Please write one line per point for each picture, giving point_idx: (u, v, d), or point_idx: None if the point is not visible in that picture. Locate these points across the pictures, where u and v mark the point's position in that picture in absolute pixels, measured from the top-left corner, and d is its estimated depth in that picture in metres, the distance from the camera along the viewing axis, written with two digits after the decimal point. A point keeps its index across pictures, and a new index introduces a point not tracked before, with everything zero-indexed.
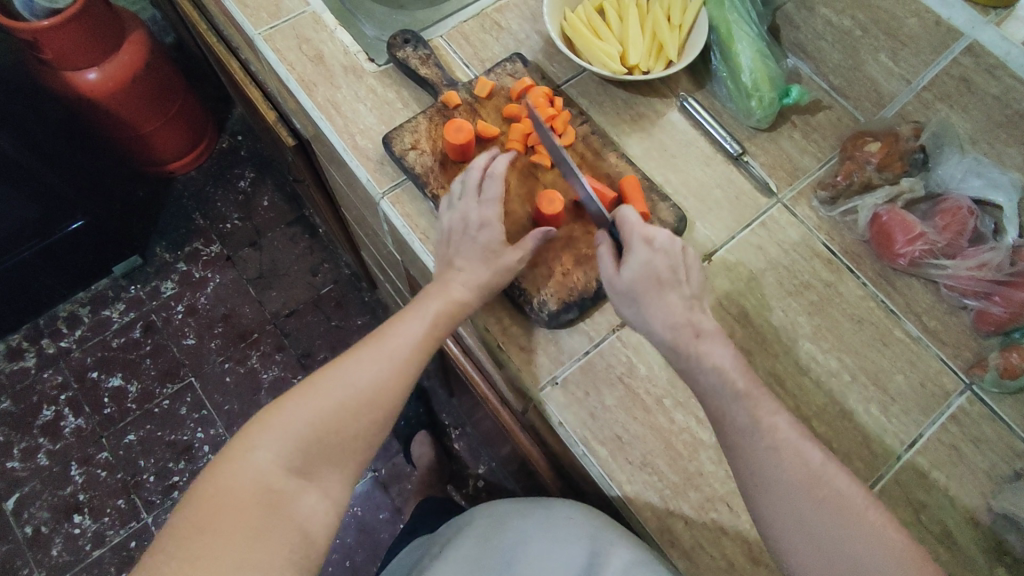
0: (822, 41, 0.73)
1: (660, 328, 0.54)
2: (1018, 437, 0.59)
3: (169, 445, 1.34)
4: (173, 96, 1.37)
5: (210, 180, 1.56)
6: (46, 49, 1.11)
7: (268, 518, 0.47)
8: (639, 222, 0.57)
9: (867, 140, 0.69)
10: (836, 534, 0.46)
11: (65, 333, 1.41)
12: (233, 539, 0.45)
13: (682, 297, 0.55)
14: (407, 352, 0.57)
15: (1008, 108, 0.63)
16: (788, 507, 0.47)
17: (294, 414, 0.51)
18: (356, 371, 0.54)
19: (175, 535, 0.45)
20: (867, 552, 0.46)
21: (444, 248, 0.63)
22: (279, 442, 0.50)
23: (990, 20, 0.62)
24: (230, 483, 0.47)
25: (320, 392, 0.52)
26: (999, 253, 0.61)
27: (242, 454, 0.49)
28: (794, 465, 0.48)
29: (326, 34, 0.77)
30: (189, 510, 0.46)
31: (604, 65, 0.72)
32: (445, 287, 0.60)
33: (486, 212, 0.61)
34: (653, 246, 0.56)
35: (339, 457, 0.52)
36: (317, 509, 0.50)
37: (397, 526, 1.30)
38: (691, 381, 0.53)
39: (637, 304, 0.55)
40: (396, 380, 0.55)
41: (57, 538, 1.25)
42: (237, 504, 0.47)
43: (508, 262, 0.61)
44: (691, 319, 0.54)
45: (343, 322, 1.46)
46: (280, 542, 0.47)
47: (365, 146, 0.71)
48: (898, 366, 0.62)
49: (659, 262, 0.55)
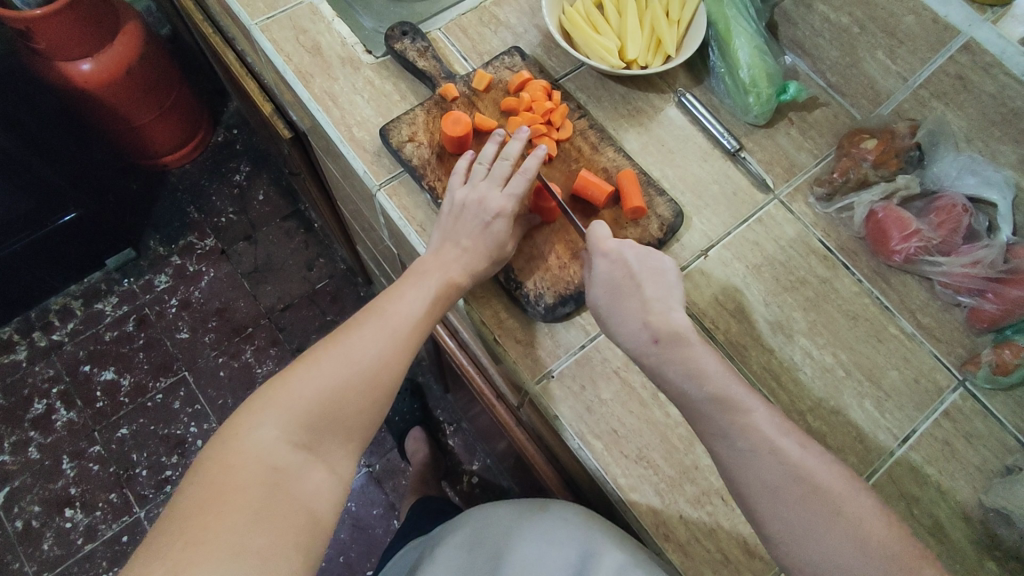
0: (819, 38, 0.73)
1: (624, 336, 0.56)
2: (1010, 433, 0.60)
3: (162, 439, 1.33)
4: (168, 88, 1.36)
5: (205, 174, 1.56)
6: (39, 39, 1.09)
7: (275, 494, 0.47)
8: (606, 237, 0.59)
9: (863, 137, 0.69)
10: (813, 521, 0.46)
11: (58, 326, 1.40)
12: (241, 515, 0.45)
13: (642, 302, 0.56)
14: (407, 328, 0.57)
15: (1003, 107, 0.64)
16: (768, 497, 0.47)
17: (297, 390, 0.51)
18: (358, 348, 0.55)
19: (179, 514, 0.44)
20: (845, 540, 0.45)
21: (450, 225, 0.62)
22: (282, 418, 0.50)
23: (987, 18, 0.63)
24: (234, 460, 0.47)
25: (323, 368, 0.53)
26: (993, 250, 0.61)
27: (246, 431, 0.49)
28: (768, 454, 0.48)
29: (324, 25, 0.76)
30: (193, 489, 0.46)
31: (602, 60, 0.72)
32: (445, 268, 0.60)
33: (506, 203, 0.61)
34: (610, 258, 0.58)
35: (341, 433, 0.52)
36: (322, 485, 0.50)
37: (391, 522, 1.29)
38: (661, 379, 0.54)
39: (603, 316, 0.58)
40: (397, 356, 0.56)
41: (48, 533, 1.24)
42: (242, 481, 0.46)
43: (506, 250, 0.62)
44: (647, 319, 0.55)
45: (338, 317, 1.46)
46: (287, 520, 0.47)
47: (362, 138, 0.71)
48: (892, 362, 0.63)
49: (618, 272, 0.58)
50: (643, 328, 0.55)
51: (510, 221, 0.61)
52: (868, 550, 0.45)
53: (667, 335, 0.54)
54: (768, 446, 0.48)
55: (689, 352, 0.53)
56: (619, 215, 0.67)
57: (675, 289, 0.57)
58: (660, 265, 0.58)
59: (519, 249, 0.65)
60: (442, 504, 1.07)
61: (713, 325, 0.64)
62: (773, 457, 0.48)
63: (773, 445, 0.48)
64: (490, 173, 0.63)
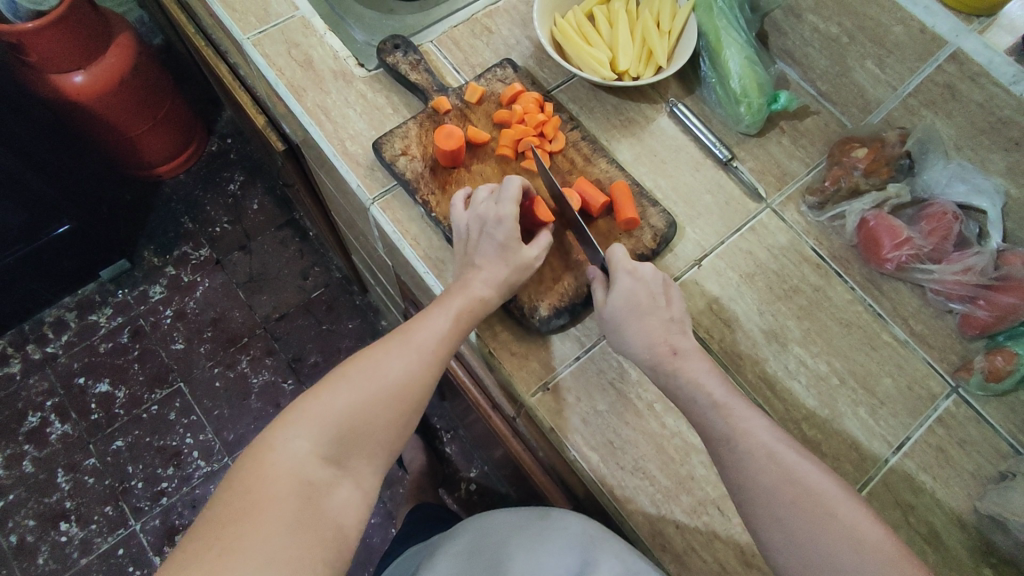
0: (809, 48, 0.74)
1: (638, 347, 0.57)
2: (1004, 440, 0.60)
3: (158, 451, 1.33)
4: (161, 100, 1.36)
5: (199, 184, 1.55)
6: (31, 51, 1.09)
7: (306, 509, 0.47)
8: (626, 258, 0.60)
9: (854, 145, 0.70)
10: (797, 517, 0.47)
11: (52, 339, 1.40)
12: (274, 527, 0.45)
13: (662, 321, 0.58)
14: (433, 344, 0.57)
15: (992, 116, 0.62)
16: (766, 503, 0.48)
17: (329, 404, 0.52)
18: (388, 363, 0.55)
19: (215, 522, 0.44)
20: (838, 541, 0.46)
21: (464, 250, 0.63)
22: (314, 431, 0.50)
23: (974, 28, 0.61)
24: (268, 471, 0.48)
25: (354, 383, 0.53)
26: (983, 257, 0.62)
27: (278, 444, 0.49)
28: (762, 454, 0.50)
29: (316, 39, 0.77)
30: (228, 499, 0.46)
31: (594, 72, 0.73)
32: (467, 286, 0.60)
33: (503, 210, 0.61)
34: (635, 276, 0.59)
35: (369, 449, 0.52)
36: (349, 501, 0.50)
37: (389, 530, 1.29)
38: (671, 389, 0.55)
39: (620, 328, 0.58)
40: (424, 371, 0.56)
41: (43, 547, 1.24)
42: (276, 492, 0.47)
43: (531, 260, 0.61)
44: (661, 335, 0.57)
45: (334, 325, 1.46)
46: (316, 534, 0.47)
47: (355, 152, 0.71)
48: (886, 369, 0.63)
49: (640, 291, 0.58)
50: (661, 341, 0.57)
51: (513, 222, 0.60)
52: (862, 553, 0.45)
53: (683, 350, 0.56)
54: (765, 451, 0.50)
55: (700, 367, 0.55)
56: (613, 226, 0.67)
57: (685, 312, 0.59)
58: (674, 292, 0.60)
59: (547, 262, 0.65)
60: (439, 513, 1.07)
61: (707, 335, 0.64)
62: (769, 459, 0.49)
63: (772, 451, 0.50)
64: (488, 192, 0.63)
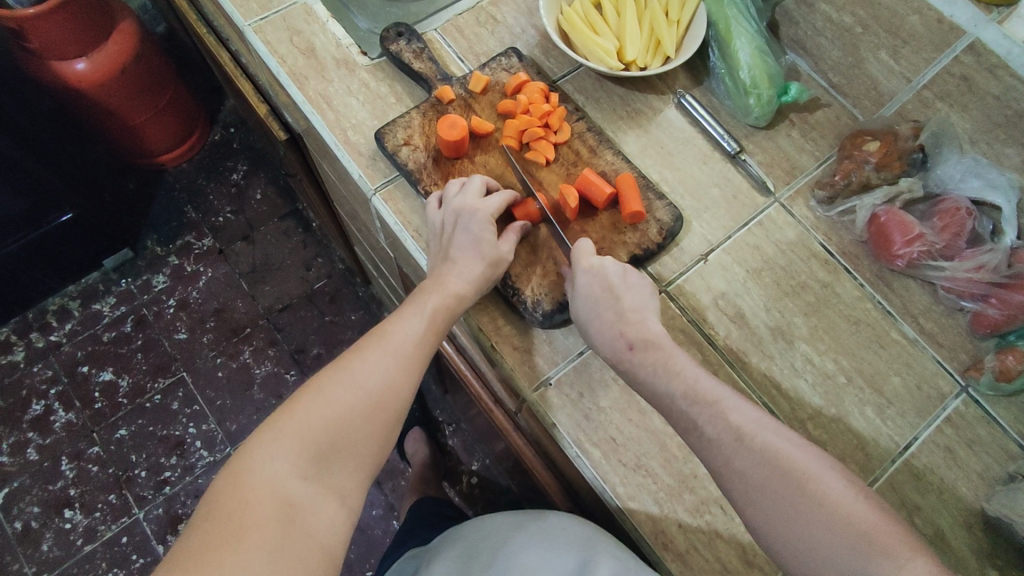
0: (821, 37, 0.73)
1: (598, 343, 0.57)
2: (1013, 441, 0.59)
3: (161, 440, 1.33)
4: (162, 88, 1.35)
5: (202, 173, 1.55)
6: (35, 39, 1.08)
7: (286, 532, 0.46)
8: (590, 252, 0.59)
9: (866, 139, 0.68)
10: (776, 501, 0.46)
11: (55, 327, 1.40)
12: (253, 552, 0.44)
13: (622, 313, 0.56)
14: (410, 347, 0.56)
15: (1008, 109, 0.63)
16: (743, 489, 0.47)
17: (305, 419, 0.50)
18: (365, 371, 0.53)
19: (192, 551, 0.43)
20: (817, 519, 0.44)
21: (439, 245, 0.62)
22: (293, 448, 0.49)
23: (993, 18, 0.62)
24: (246, 494, 0.46)
25: (331, 396, 0.51)
26: (996, 254, 0.60)
27: (256, 464, 0.48)
28: (738, 446, 0.48)
29: (318, 26, 0.75)
30: (207, 525, 0.45)
31: (601, 62, 0.71)
32: (442, 282, 0.59)
33: (482, 205, 0.61)
34: (594, 272, 0.58)
35: (351, 460, 0.51)
36: (334, 519, 0.49)
37: (391, 523, 1.29)
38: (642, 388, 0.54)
39: (582, 326, 0.58)
40: (403, 377, 0.55)
41: (47, 534, 1.24)
42: (255, 516, 0.46)
43: (505, 255, 0.61)
44: (622, 329, 0.56)
45: (337, 317, 1.45)
46: (299, 556, 0.46)
47: (357, 141, 0.70)
48: (895, 368, 0.62)
49: (598, 285, 0.57)
50: (617, 335, 0.56)
51: (490, 219, 0.60)
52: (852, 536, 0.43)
53: (642, 341, 0.55)
54: (734, 435, 0.49)
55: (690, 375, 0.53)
56: (617, 219, 0.66)
57: (648, 300, 0.58)
58: (638, 283, 0.58)
59: (518, 254, 0.64)
60: (441, 507, 1.06)
61: (712, 331, 0.63)
62: (738, 443, 0.48)
63: None
64: (464, 187, 0.62)
